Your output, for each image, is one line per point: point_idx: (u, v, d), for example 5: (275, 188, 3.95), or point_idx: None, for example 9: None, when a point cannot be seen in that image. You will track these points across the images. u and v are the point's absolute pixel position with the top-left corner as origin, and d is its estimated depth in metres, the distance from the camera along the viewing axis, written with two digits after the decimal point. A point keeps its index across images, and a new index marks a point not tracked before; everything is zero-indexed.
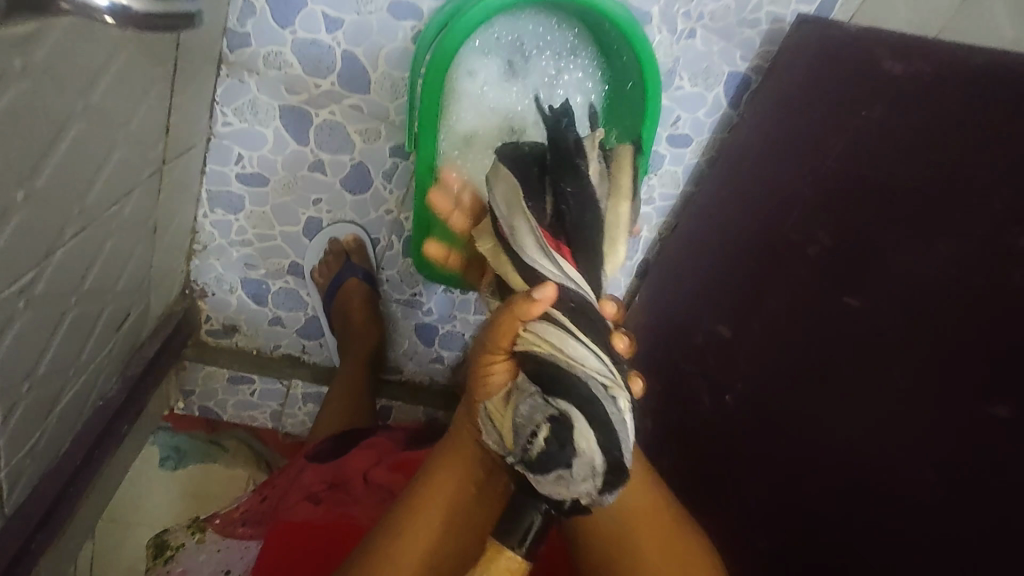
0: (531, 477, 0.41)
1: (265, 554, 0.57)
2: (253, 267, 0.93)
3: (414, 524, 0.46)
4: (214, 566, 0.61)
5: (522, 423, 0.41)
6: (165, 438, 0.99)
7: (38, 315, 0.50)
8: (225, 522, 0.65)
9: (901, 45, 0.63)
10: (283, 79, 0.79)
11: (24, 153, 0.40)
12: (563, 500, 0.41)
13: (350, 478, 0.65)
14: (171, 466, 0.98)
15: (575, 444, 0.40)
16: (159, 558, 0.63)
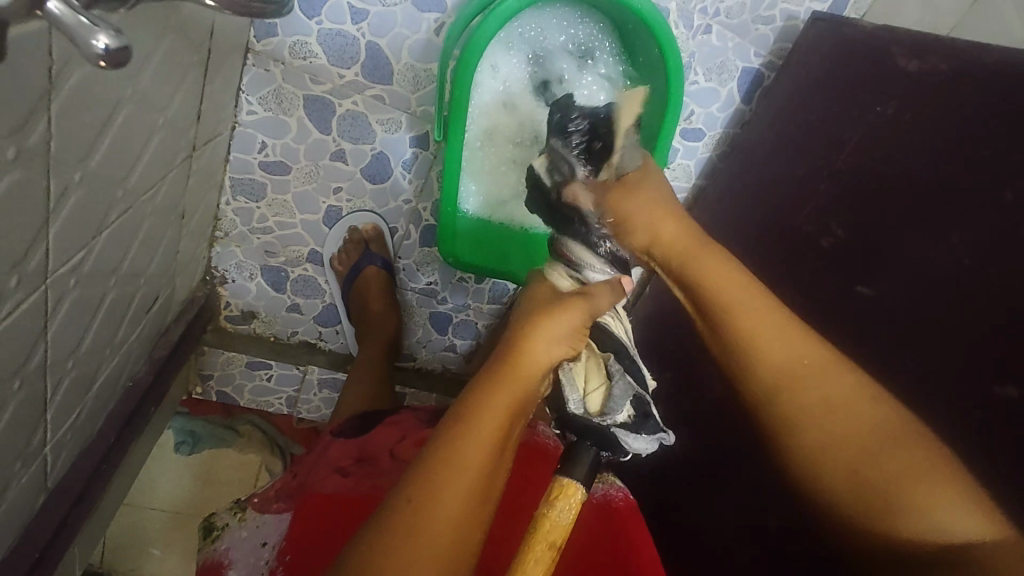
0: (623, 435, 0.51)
1: (297, 523, 0.60)
2: (273, 255, 0.95)
3: (475, 442, 0.44)
4: (253, 542, 0.61)
5: (614, 391, 0.53)
6: (182, 423, 1.01)
7: (84, 295, 0.52)
8: (262, 500, 0.65)
9: (915, 42, 0.65)
10: (308, 68, 0.81)
11: (81, 136, 0.42)
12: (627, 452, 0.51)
13: (375, 453, 0.67)
14: (186, 451, 0.99)
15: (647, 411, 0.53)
16: (208, 538, 0.62)
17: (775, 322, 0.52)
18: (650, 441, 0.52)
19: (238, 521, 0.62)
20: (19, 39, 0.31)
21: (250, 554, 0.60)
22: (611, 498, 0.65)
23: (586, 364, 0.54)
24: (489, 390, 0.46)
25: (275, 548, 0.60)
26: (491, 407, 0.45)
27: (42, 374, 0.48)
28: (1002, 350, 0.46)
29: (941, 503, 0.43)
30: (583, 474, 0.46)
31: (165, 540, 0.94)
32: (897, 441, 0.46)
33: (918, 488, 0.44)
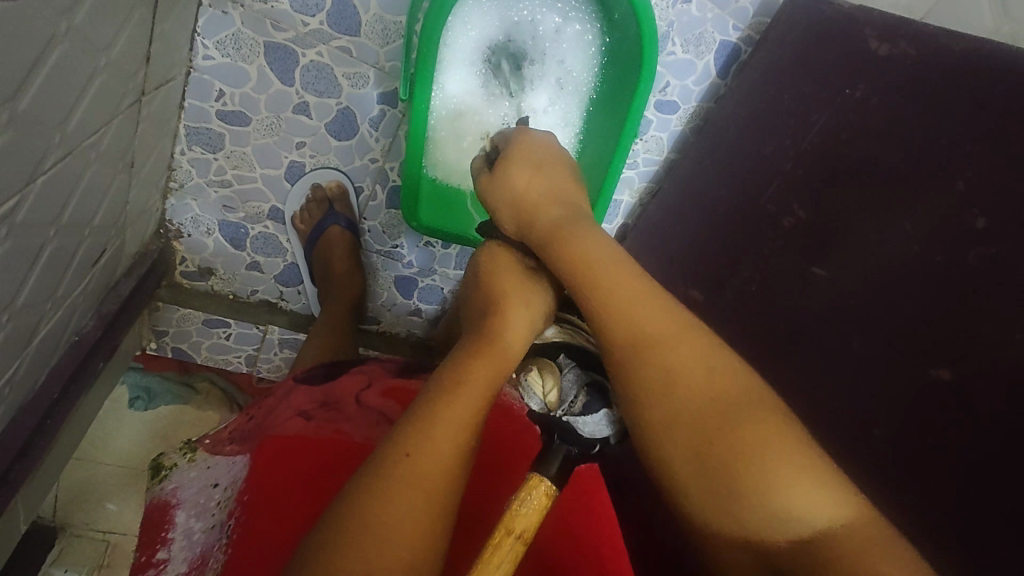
0: (575, 423, 0.49)
1: (253, 468, 0.59)
2: (232, 210, 0.91)
3: (446, 417, 0.43)
4: (202, 482, 0.63)
5: (568, 383, 0.53)
6: (135, 378, 0.99)
7: (19, 244, 0.49)
8: (214, 442, 0.67)
9: (888, 25, 0.65)
10: (269, 13, 0.76)
11: (9, 72, 0.39)
12: (591, 443, 0.49)
13: (340, 398, 0.67)
14: (141, 407, 0.98)
15: (607, 394, 0.52)
16: (154, 478, 0.64)
17: (650, 302, 0.48)
18: (616, 419, 0.50)
19: (188, 461, 0.65)
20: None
21: (200, 495, 0.62)
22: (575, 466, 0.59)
23: (541, 367, 0.55)
24: (414, 430, 0.42)
25: (227, 489, 0.61)
26: (432, 432, 0.41)
27: None
28: (940, 336, 0.48)
29: (786, 480, 0.37)
30: (554, 471, 0.42)
31: (117, 494, 0.93)
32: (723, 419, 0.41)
33: (759, 465, 0.38)
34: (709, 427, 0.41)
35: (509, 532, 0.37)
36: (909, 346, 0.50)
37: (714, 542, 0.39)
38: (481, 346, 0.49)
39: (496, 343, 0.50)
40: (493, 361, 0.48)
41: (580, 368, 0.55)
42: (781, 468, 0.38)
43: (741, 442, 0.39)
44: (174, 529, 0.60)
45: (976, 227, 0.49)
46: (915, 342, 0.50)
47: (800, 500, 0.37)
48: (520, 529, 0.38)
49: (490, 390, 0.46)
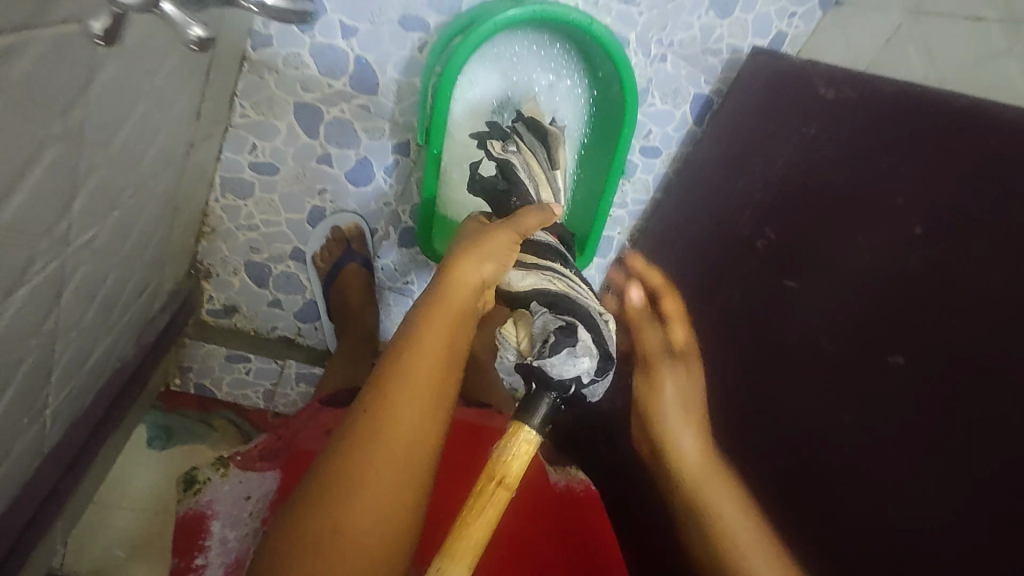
0: (546, 366, 0.47)
1: (284, 476, 0.65)
2: (257, 251, 1.00)
3: (407, 386, 0.43)
4: (236, 495, 0.67)
5: (539, 328, 0.51)
6: (156, 418, 1.03)
7: (93, 267, 0.57)
8: (245, 459, 0.72)
9: (832, 75, 0.76)
10: (299, 78, 0.88)
11: (108, 120, 0.48)
12: (566, 384, 0.46)
13: None
14: (159, 446, 1.00)
15: (575, 332, 0.49)
16: (189, 491, 0.69)
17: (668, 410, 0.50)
18: (584, 357, 0.48)
19: (220, 476, 0.69)
20: (69, 34, 0.37)
21: (233, 507, 0.66)
22: (573, 489, 0.68)
23: (519, 317, 0.54)
24: (377, 408, 0.42)
25: (258, 501, 0.66)
26: (395, 408, 0.42)
27: (53, 337, 0.53)
28: (892, 329, 0.55)
29: None
30: (536, 423, 0.44)
31: (129, 542, 0.93)
32: None
33: None
34: None
35: (495, 480, 0.41)
36: (867, 340, 0.57)
37: None
38: (438, 295, 0.47)
39: (452, 289, 0.48)
40: (450, 309, 0.47)
41: (558, 317, 0.51)
42: None
43: None
44: (210, 537, 0.65)
45: (915, 233, 0.57)
46: (872, 335, 0.57)
47: None
48: (502, 475, 0.41)
49: (451, 344, 0.46)
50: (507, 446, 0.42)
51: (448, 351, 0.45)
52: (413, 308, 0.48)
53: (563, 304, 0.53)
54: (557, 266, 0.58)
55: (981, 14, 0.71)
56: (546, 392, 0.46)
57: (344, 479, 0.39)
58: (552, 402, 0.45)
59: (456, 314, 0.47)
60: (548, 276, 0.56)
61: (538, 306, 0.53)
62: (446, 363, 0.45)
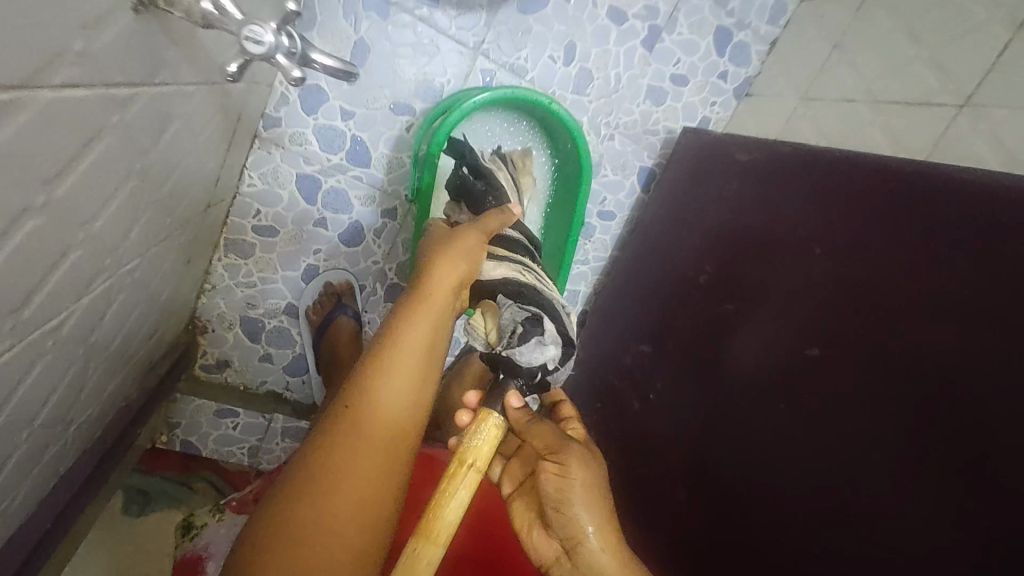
0: (515, 355, 0.58)
1: None
2: (253, 307, 1.08)
3: (389, 378, 0.49)
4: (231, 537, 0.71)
5: (509, 319, 0.61)
6: (136, 479, 1.04)
7: (127, 298, 0.65)
8: (239, 504, 0.76)
9: (744, 144, 0.94)
10: (302, 152, 1.01)
11: (163, 168, 0.59)
12: (530, 371, 0.58)
13: None
14: (135, 513, 1.02)
15: (540, 324, 0.60)
16: (185, 536, 0.74)
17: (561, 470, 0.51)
18: (546, 347, 0.59)
19: (217, 520, 0.74)
20: (157, 93, 0.49)
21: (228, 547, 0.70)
22: None
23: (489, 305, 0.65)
24: (362, 399, 0.48)
25: None
26: (379, 401, 0.48)
27: (89, 354, 0.60)
28: (807, 329, 0.67)
29: None
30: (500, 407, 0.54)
31: None
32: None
33: None
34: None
35: (467, 463, 0.49)
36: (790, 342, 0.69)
37: None
38: (417, 300, 0.55)
39: (429, 296, 0.55)
40: (428, 314, 0.54)
41: (526, 310, 0.61)
42: None
43: None
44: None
45: (816, 254, 0.71)
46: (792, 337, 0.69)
47: None
48: (473, 458, 0.50)
49: (430, 343, 0.53)
50: (486, 430, 0.51)
51: (428, 350, 0.52)
52: (385, 324, 0.54)
53: (530, 296, 0.63)
54: (522, 260, 0.68)
55: (851, 96, 0.91)
56: (513, 378, 0.57)
57: (329, 464, 0.45)
58: (518, 381, 0.57)
59: (434, 316, 0.54)
60: (518, 269, 0.65)
61: (506, 298, 0.62)
62: (424, 359, 0.52)
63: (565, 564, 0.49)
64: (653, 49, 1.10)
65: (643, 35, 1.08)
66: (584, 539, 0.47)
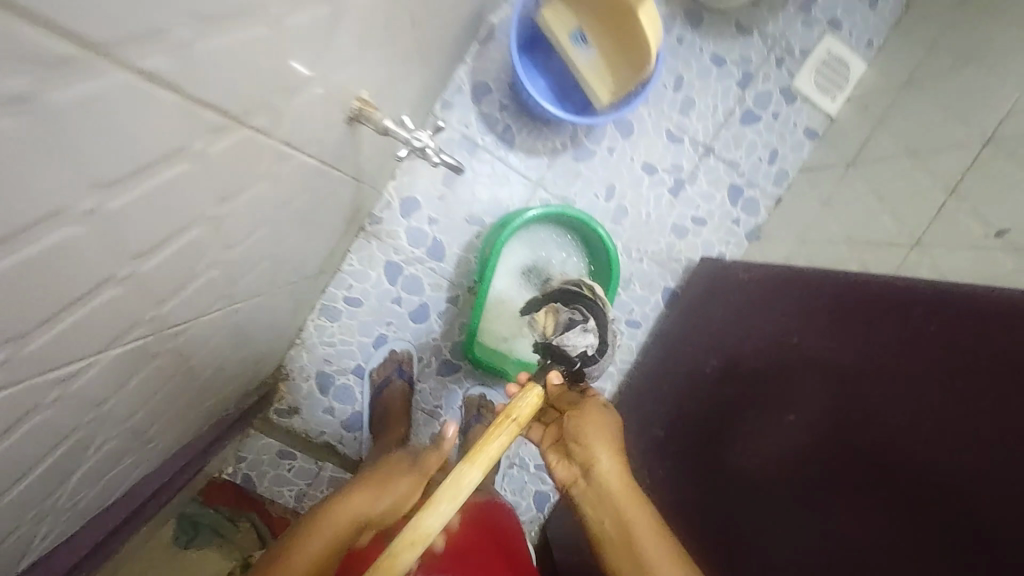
0: (565, 345, 0.72)
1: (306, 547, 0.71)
2: (329, 363, 1.29)
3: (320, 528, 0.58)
4: None
5: (565, 317, 0.77)
6: (194, 508, 1.18)
7: (258, 315, 0.87)
8: None
9: (747, 267, 1.15)
10: (394, 244, 1.29)
11: (311, 226, 0.85)
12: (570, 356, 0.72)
13: None
14: (182, 542, 1.14)
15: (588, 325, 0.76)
16: None
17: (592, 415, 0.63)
18: (588, 337, 0.74)
19: None
20: (330, 171, 0.76)
21: None
22: None
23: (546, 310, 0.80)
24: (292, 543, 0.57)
25: None
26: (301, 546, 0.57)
27: (228, 348, 0.81)
28: (785, 401, 0.81)
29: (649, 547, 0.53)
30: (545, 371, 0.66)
31: None
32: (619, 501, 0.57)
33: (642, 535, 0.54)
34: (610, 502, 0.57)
35: (510, 417, 0.60)
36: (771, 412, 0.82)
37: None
38: (381, 475, 0.63)
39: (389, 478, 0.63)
40: (381, 490, 0.62)
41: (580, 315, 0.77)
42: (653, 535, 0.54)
43: (618, 517, 0.56)
44: None
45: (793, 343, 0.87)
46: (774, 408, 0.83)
47: (659, 554, 0.53)
48: (515, 414, 0.60)
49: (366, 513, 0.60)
50: (527, 400, 0.61)
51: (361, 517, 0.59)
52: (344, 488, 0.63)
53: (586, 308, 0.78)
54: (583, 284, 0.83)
55: (836, 239, 1.13)
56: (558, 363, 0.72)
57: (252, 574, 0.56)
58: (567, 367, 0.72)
59: (384, 494, 0.61)
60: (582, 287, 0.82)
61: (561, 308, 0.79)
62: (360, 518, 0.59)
63: (581, 484, 0.60)
64: (678, 196, 1.38)
65: (670, 185, 1.37)
66: (605, 472, 0.59)
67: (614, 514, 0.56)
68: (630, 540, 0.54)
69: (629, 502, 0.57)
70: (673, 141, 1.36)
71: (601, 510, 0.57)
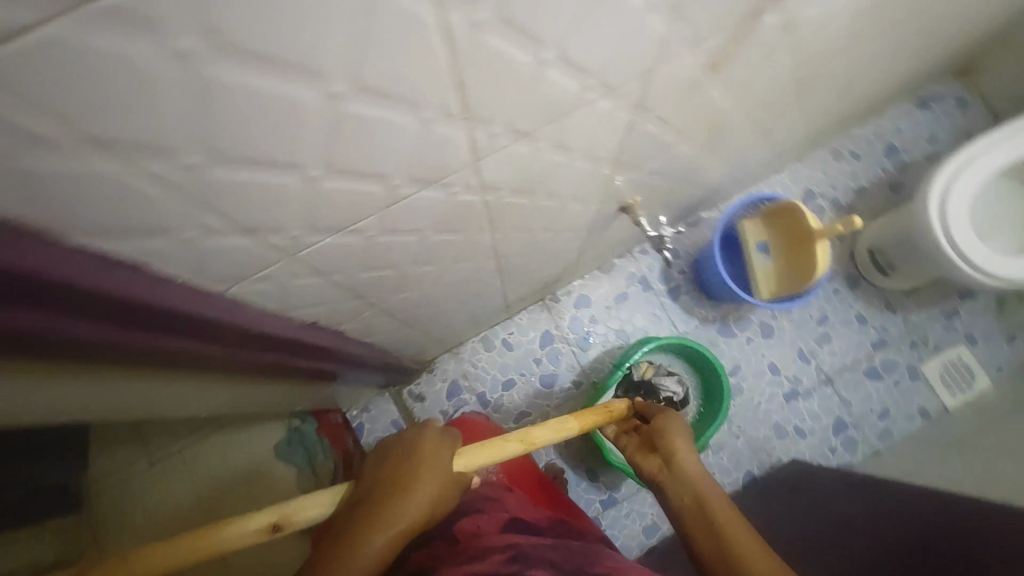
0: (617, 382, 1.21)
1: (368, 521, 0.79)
2: (464, 378, 1.62)
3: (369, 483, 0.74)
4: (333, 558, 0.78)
5: None
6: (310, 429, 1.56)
7: (478, 298, 1.25)
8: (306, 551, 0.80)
9: (831, 474, 1.31)
10: (557, 321, 1.64)
11: (545, 262, 1.24)
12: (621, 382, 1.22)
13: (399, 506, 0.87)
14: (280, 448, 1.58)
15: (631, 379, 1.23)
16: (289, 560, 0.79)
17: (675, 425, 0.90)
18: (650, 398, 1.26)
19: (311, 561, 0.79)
20: (586, 232, 1.16)
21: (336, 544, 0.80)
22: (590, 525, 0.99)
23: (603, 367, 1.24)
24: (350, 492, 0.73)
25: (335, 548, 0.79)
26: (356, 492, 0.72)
27: (460, 303, 1.17)
28: None
29: (723, 511, 0.75)
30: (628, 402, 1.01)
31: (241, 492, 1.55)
32: (699, 481, 0.80)
33: (718, 506, 0.76)
34: (693, 480, 0.80)
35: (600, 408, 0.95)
36: None
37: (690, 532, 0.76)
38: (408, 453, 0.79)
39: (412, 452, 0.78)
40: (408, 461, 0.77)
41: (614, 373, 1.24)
42: (723, 507, 0.76)
43: (699, 491, 0.79)
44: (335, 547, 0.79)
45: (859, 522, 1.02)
46: None
47: (730, 518, 0.74)
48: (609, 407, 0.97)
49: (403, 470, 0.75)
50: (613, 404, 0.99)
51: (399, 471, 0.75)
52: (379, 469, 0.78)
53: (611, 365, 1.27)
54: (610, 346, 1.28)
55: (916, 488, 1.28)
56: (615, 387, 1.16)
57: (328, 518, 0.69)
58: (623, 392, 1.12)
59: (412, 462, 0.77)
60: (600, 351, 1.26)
61: None
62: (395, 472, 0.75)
63: (665, 469, 0.85)
64: (789, 402, 1.60)
65: (786, 391, 1.60)
66: (687, 462, 0.83)
67: (697, 489, 0.79)
68: (708, 509, 0.76)
69: (705, 482, 0.80)
70: (801, 359, 1.62)
71: (687, 485, 0.80)
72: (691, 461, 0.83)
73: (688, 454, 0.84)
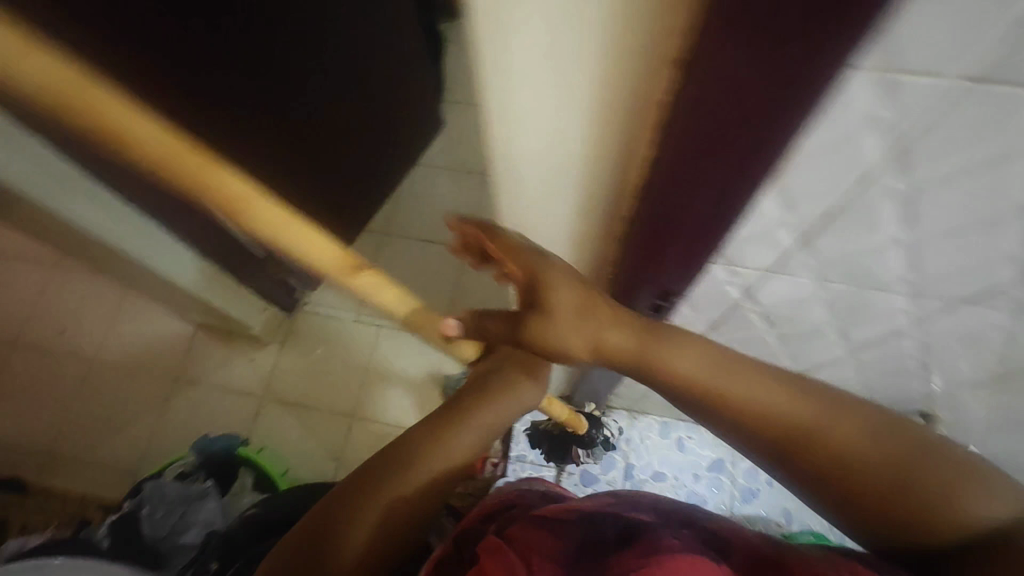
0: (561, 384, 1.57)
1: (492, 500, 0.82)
2: (625, 442, 1.67)
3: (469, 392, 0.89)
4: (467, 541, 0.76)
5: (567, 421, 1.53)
6: None
7: None
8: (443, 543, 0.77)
9: None
10: (734, 457, 1.64)
11: None
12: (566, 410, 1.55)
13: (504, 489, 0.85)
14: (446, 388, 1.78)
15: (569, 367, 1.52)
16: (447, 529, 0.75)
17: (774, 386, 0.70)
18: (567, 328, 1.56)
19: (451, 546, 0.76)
20: None
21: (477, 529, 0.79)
22: None
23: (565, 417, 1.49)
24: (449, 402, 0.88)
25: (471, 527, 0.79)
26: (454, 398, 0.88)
27: None
28: None
29: (957, 491, 0.66)
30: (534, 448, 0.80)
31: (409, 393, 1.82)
32: (893, 460, 0.66)
33: (928, 484, 0.66)
34: (878, 454, 0.67)
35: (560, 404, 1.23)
36: None
37: (939, 525, 0.66)
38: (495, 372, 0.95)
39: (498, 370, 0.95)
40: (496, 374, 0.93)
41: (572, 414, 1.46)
42: (933, 480, 0.66)
43: (901, 477, 0.66)
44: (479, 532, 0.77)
45: None
46: None
47: (960, 504, 0.65)
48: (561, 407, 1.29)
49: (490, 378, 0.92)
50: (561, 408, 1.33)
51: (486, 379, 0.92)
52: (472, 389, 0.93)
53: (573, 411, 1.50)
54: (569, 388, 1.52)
55: None
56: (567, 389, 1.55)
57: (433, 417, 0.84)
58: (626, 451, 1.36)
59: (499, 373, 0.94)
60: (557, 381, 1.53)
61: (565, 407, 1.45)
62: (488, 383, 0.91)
63: (839, 463, 0.68)
64: None
65: None
66: (840, 441, 0.67)
67: (897, 470, 0.66)
68: (920, 487, 0.66)
69: (877, 454, 0.67)
70: None
71: (885, 469, 0.66)
72: (844, 428, 0.68)
73: (844, 427, 0.68)
